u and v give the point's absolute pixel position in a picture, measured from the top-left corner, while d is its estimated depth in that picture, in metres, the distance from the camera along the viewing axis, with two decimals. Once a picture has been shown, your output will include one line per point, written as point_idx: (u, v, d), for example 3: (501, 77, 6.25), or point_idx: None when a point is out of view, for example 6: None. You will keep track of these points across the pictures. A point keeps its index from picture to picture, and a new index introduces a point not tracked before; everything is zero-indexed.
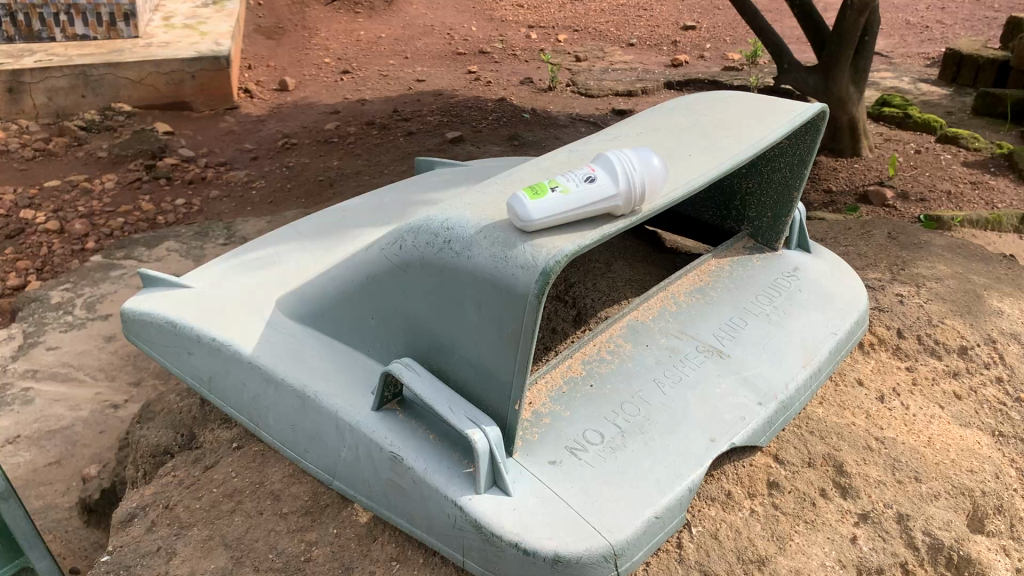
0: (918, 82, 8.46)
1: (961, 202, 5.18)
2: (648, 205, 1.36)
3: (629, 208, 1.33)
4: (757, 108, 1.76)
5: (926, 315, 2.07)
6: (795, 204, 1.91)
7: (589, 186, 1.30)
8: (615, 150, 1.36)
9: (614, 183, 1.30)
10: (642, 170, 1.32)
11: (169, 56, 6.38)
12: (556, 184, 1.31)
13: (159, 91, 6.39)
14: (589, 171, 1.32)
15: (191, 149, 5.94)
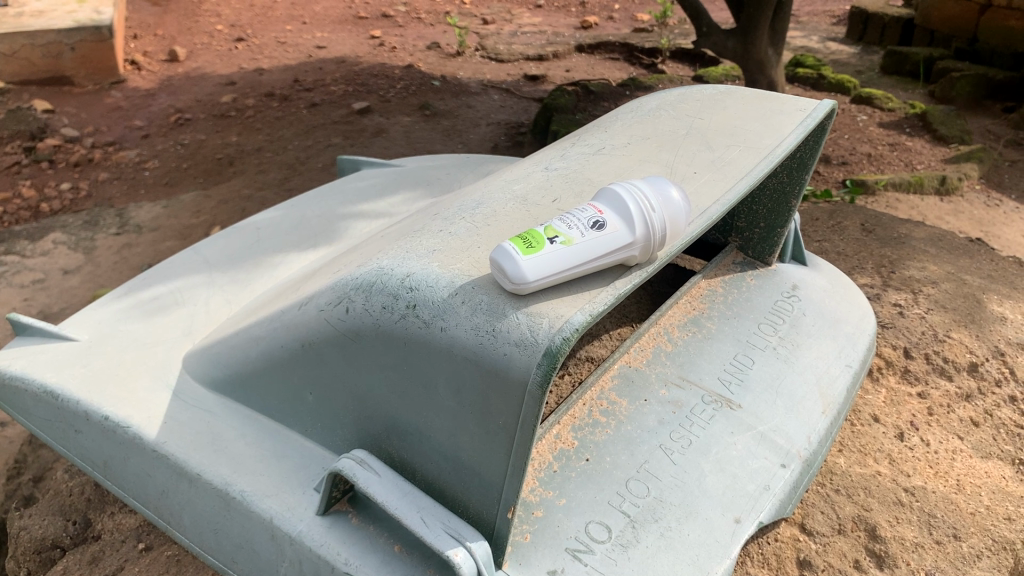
0: (828, 41, 8.39)
1: (882, 164, 5.10)
2: (664, 253, 1.09)
3: (645, 258, 1.05)
4: (757, 107, 1.50)
5: (930, 328, 1.87)
6: (792, 213, 1.68)
7: (599, 236, 1.01)
8: (622, 182, 1.08)
9: (630, 229, 1.02)
10: (662, 214, 1.04)
11: (44, 27, 5.77)
12: (555, 233, 1.02)
13: (35, 66, 5.78)
14: (594, 215, 1.04)
15: (76, 128, 5.39)
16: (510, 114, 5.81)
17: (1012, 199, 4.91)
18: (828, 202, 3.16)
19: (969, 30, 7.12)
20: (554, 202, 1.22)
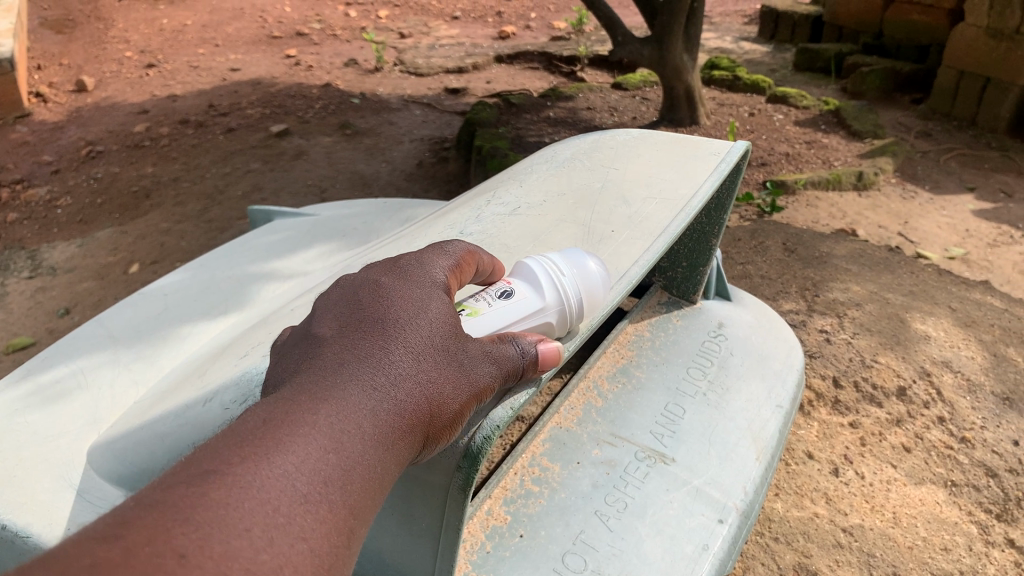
0: (741, 41, 8.53)
1: (799, 162, 5.17)
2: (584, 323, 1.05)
3: (563, 329, 1.01)
4: (670, 152, 1.48)
5: (857, 355, 1.87)
6: (713, 251, 1.68)
7: (508, 302, 0.97)
8: (532, 256, 1.05)
9: (540, 295, 0.99)
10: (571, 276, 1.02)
11: None
12: (461, 307, 0.97)
13: None
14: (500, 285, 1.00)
15: None
16: (433, 129, 5.74)
17: (926, 190, 5.02)
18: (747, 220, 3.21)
19: (875, 25, 7.28)
20: None
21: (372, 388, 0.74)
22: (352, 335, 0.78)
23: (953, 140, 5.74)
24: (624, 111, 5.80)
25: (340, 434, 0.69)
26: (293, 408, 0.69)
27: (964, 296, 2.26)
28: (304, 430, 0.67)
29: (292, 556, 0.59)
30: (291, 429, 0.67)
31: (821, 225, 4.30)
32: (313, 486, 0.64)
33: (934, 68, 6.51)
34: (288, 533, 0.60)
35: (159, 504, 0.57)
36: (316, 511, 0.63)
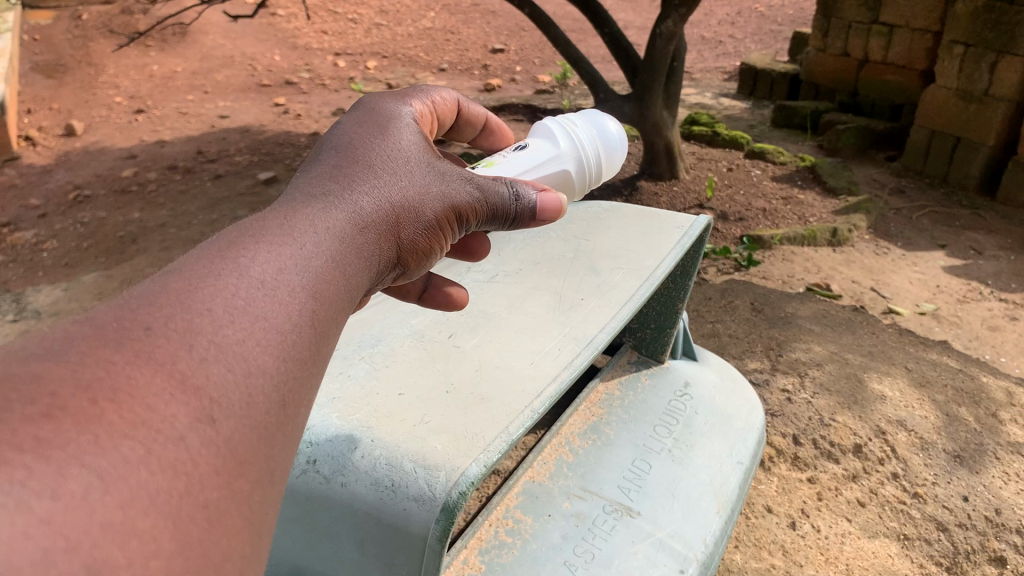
0: (721, 97, 8.76)
1: (776, 218, 5.31)
2: (552, 380, 1.14)
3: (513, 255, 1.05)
4: (639, 224, 1.60)
5: (816, 413, 1.98)
6: (679, 315, 1.80)
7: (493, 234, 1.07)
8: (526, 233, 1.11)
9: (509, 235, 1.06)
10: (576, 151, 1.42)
11: None
12: None
13: None
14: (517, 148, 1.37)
15: None
16: None
17: (898, 247, 5.17)
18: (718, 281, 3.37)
19: (850, 85, 7.42)
20: (451, 339, 1.28)
21: (332, 205, 0.86)
22: (308, 183, 0.89)
23: (925, 197, 5.91)
24: None
25: (295, 242, 0.78)
26: (252, 229, 0.78)
27: (922, 356, 2.38)
28: (276, 225, 0.79)
29: (255, 329, 0.67)
30: (249, 240, 0.75)
31: (796, 280, 4.42)
32: (292, 262, 0.75)
33: (907, 127, 6.80)
34: (250, 312, 0.68)
35: (155, 286, 0.68)
36: (278, 292, 0.72)
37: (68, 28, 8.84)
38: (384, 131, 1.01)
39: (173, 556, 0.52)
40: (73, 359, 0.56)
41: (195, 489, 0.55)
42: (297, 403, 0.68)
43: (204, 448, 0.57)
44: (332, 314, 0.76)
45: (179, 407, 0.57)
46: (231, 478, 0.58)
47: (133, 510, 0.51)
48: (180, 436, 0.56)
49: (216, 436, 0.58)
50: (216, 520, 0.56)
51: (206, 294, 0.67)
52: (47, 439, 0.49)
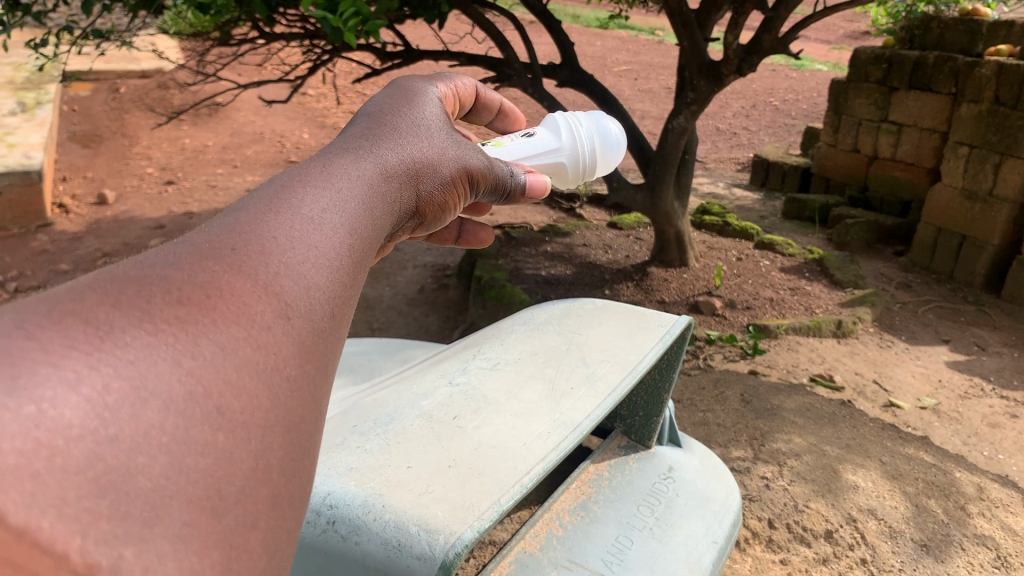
0: (733, 188, 8.99)
1: (783, 308, 5.31)
2: (540, 460, 1.32)
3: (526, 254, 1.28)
4: (628, 323, 1.80)
5: (792, 500, 2.15)
6: (665, 404, 1.99)
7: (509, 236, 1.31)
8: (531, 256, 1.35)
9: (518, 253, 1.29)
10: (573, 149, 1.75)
11: None
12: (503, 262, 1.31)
13: None
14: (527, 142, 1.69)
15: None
16: (436, 256, 6.44)
17: (903, 340, 5.25)
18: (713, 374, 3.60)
19: (860, 179, 7.64)
20: (454, 421, 1.47)
21: (369, 151, 0.99)
22: (344, 147, 1.01)
23: (930, 292, 6.06)
24: (617, 249, 6.11)
25: (342, 180, 0.90)
26: (302, 171, 0.89)
27: (898, 450, 2.56)
28: (326, 161, 0.91)
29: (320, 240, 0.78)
30: (302, 178, 0.87)
31: (800, 370, 4.50)
32: (342, 189, 0.88)
33: (915, 223, 7.00)
34: (312, 227, 0.79)
35: (231, 210, 0.80)
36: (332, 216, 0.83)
37: (105, 100, 9.30)
38: (409, 109, 1.16)
39: (264, 423, 0.63)
40: (181, 266, 0.68)
41: (281, 362, 0.66)
42: (352, 310, 0.79)
43: (287, 335, 0.68)
44: (373, 234, 0.88)
45: (266, 304, 0.68)
46: (307, 363, 0.69)
47: (234, 385, 0.62)
48: (268, 325, 0.67)
49: (296, 325, 0.69)
50: (300, 395, 0.67)
51: (276, 210, 0.78)
52: (172, 322, 0.61)
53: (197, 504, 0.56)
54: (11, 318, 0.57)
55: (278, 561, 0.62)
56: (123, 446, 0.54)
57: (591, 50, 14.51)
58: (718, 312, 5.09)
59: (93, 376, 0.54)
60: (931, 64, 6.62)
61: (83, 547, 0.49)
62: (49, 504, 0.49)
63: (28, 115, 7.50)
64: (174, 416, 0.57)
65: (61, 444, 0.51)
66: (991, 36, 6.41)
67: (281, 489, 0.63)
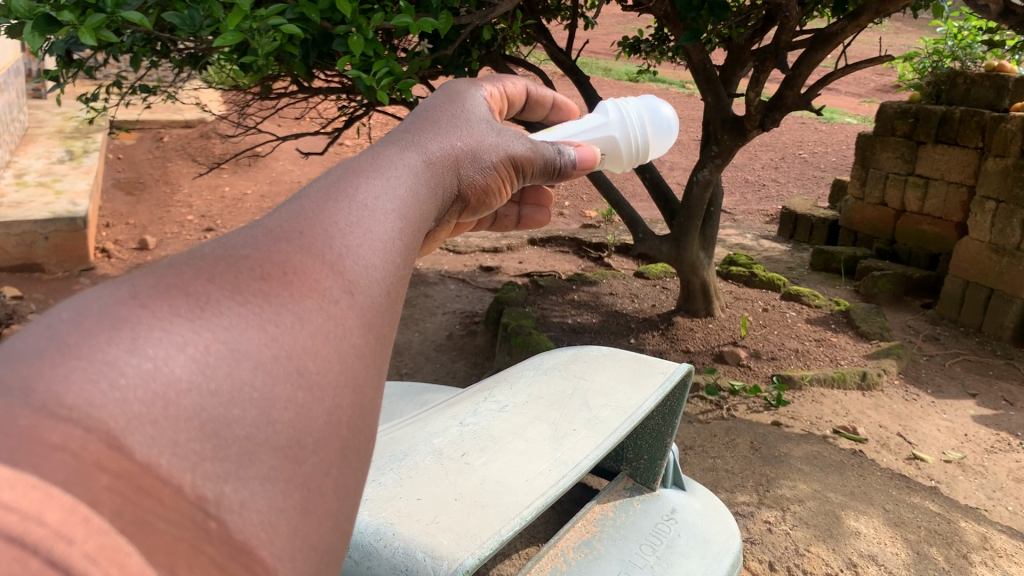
0: (761, 239, 9.04)
1: (808, 359, 5.31)
2: (540, 494, 1.42)
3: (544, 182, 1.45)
4: (633, 371, 1.90)
5: (793, 545, 2.39)
6: (668, 448, 2.10)
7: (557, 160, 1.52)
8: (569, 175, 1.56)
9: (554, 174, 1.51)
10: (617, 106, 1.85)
11: (21, 218, 6.14)
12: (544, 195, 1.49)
13: (8, 254, 6.12)
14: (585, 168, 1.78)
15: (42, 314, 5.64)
16: (466, 303, 6.60)
17: (928, 393, 5.25)
18: (728, 423, 3.75)
19: (887, 232, 7.68)
20: (463, 458, 1.58)
21: (415, 142, 1.08)
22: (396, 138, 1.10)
23: (958, 345, 6.07)
24: (644, 299, 6.20)
25: (395, 167, 0.99)
26: (359, 158, 0.98)
27: (903, 498, 2.75)
28: (375, 153, 1.00)
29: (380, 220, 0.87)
30: (361, 164, 0.96)
31: (824, 422, 4.53)
32: (393, 178, 0.97)
33: (943, 276, 7.01)
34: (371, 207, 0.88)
35: (295, 200, 0.89)
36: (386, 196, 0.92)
37: (149, 149, 9.62)
38: (451, 107, 1.24)
39: (335, 384, 0.73)
40: (260, 248, 0.78)
41: (347, 333, 0.76)
42: (406, 286, 0.88)
43: (353, 308, 0.78)
44: (422, 216, 0.97)
45: (333, 280, 0.78)
46: (369, 332, 0.79)
47: (311, 350, 0.72)
48: (336, 300, 0.77)
49: (358, 300, 0.79)
50: (363, 360, 0.77)
51: (335, 200, 0.88)
52: (258, 295, 0.72)
53: (281, 450, 0.66)
54: (124, 290, 0.70)
55: (347, 504, 0.71)
56: (221, 400, 0.65)
57: None
58: (742, 362, 5.12)
59: (196, 339, 0.66)
60: (957, 118, 6.69)
61: (192, 482, 0.60)
62: (165, 445, 0.61)
63: (75, 163, 7.80)
64: (262, 374, 0.68)
65: (173, 395, 0.63)
66: (1017, 91, 6.44)
67: (349, 443, 0.73)
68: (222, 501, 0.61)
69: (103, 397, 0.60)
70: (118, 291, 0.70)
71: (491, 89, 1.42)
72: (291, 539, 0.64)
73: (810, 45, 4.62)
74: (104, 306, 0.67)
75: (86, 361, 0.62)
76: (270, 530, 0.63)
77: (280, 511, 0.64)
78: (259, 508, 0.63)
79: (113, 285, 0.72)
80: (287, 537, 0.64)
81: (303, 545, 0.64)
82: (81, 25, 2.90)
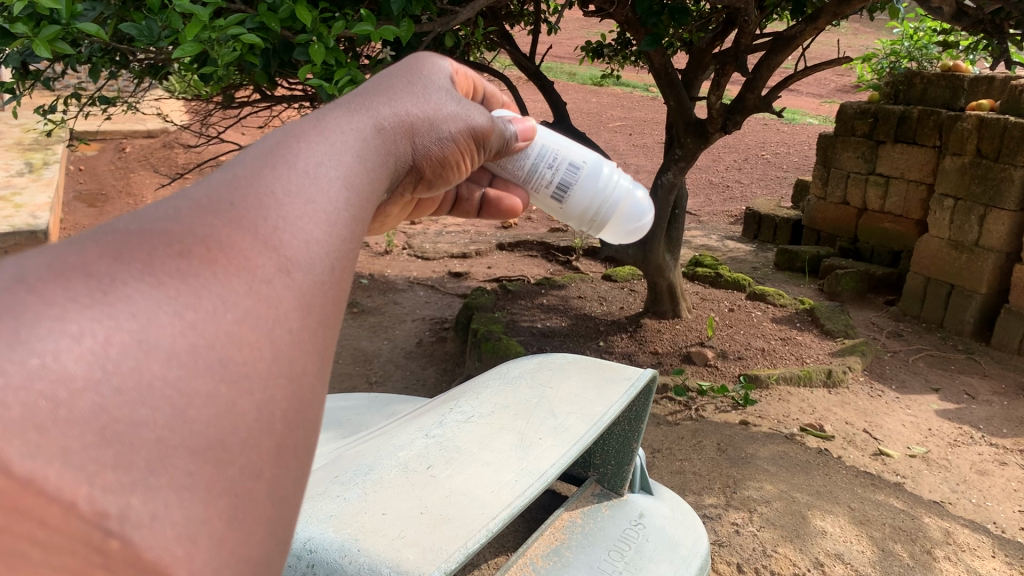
0: (726, 240, 9.11)
1: (774, 358, 5.35)
2: (506, 506, 1.43)
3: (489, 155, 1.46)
4: (597, 378, 1.92)
5: (761, 546, 2.41)
6: (634, 453, 2.11)
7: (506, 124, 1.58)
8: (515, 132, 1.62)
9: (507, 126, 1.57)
10: (624, 174, 1.93)
11: None
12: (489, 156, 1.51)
13: None
14: (548, 157, 1.82)
15: None
16: (435, 309, 6.59)
17: (893, 389, 5.31)
18: (698, 424, 3.79)
19: (850, 231, 7.78)
20: (428, 470, 1.57)
21: (367, 107, 1.05)
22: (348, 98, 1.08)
23: (921, 340, 6.16)
24: (612, 301, 6.23)
25: (345, 130, 0.97)
26: (307, 118, 0.96)
27: (868, 496, 2.79)
28: (323, 114, 0.98)
29: (326, 189, 0.86)
30: (310, 126, 0.93)
31: (791, 420, 4.58)
32: (342, 140, 0.95)
33: (905, 273, 7.11)
34: (313, 171, 0.87)
35: (231, 165, 0.87)
36: (331, 159, 0.90)
37: (112, 161, 9.51)
38: (411, 74, 1.23)
39: (265, 376, 0.70)
40: (182, 222, 0.75)
41: (283, 317, 0.74)
42: (352, 261, 0.86)
43: (288, 289, 0.76)
44: (369, 184, 0.95)
45: (266, 258, 0.75)
46: (308, 316, 0.77)
47: (235, 338, 0.69)
48: (269, 279, 0.74)
49: (295, 279, 0.77)
50: (301, 346, 0.75)
51: (274, 165, 0.85)
52: (174, 276, 0.68)
53: (201, 454, 0.64)
54: (16, 272, 0.65)
55: (282, 508, 0.70)
56: (127, 398, 0.61)
57: (587, 107, 14.83)
58: (710, 362, 5.16)
59: (95, 330, 0.61)
60: (915, 118, 6.81)
61: (90, 496, 0.56)
62: (55, 454, 0.56)
63: (35, 175, 7.66)
64: (177, 367, 0.64)
65: (65, 396, 0.58)
66: (973, 90, 6.56)
67: (284, 441, 0.71)
68: (128, 516, 0.58)
69: None
70: (7, 276, 0.64)
71: (456, 67, 1.41)
72: (214, 553, 0.62)
73: (770, 49, 4.68)
74: None
75: None
76: (187, 545, 0.60)
77: (202, 522, 0.62)
78: (174, 520, 0.60)
79: (2, 266, 0.66)
80: (211, 551, 0.62)
81: (230, 558, 0.64)
82: (35, 37, 2.85)
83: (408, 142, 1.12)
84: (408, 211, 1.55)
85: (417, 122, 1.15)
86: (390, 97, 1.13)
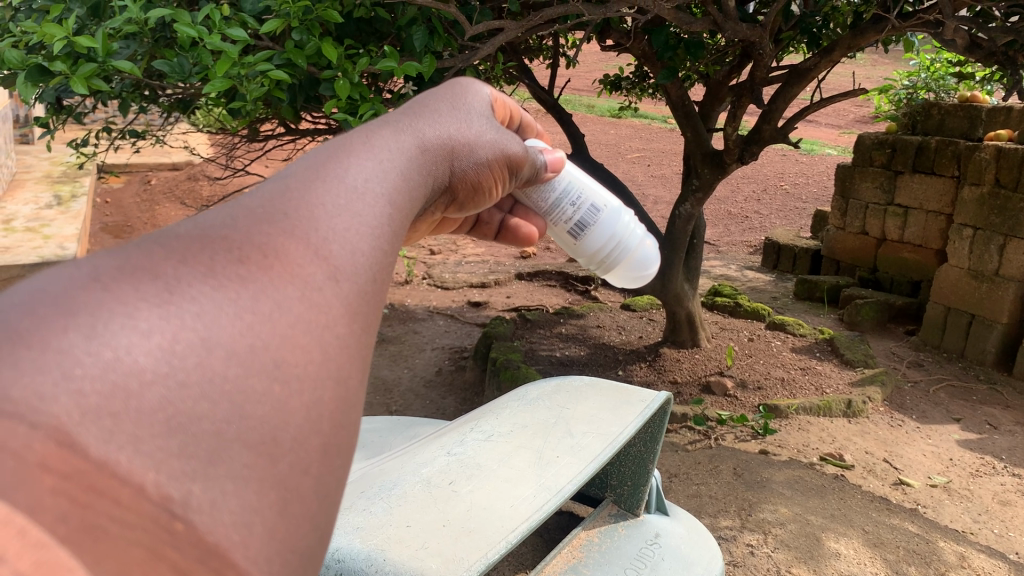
0: (745, 270, 9.15)
1: (793, 388, 5.37)
2: (525, 519, 1.50)
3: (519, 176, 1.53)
4: (613, 398, 1.99)
5: (774, 565, 2.47)
6: (650, 475, 2.17)
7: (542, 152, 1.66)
8: (552, 162, 1.70)
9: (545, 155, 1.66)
10: (634, 219, 2.03)
11: (9, 263, 6.14)
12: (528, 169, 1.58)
13: None
14: (574, 195, 1.89)
15: None
16: (454, 338, 6.66)
17: (913, 419, 5.31)
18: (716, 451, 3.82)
19: (869, 261, 7.80)
20: (450, 486, 1.64)
21: (414, 128, 1.12)
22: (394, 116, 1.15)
23: (942, 369, 6.15)
24: (631, 331, 6.28)
25: (395, 148, 1.04)
26: (360, 134, 1.02)
27: (882, 520, 2.82)
28: (371, 132, 1.03)
29: (376, 201, 0.92)
30: (364, 141, 1.00)
31: (811, 450, 4.60)
32: (393, 158, 1.01)
33: (925, 302, 7.12)
34: (367, 184, 0.92)
35: (283, 175, 0.92)
36: (383, 175, 0.96)
37: (138, 194, 9.71)
38: (454, 98, 1.30)
39: (314, 377, 0.74)
40: (238, 229, 0.80)
41: (331, 323, 0.78)
42: (392, 272, 0.90)
43: (336, 296, 0.80)
44: (414, 200, 1.01)
45: (317, 266, 0.80)
46: (354, 323, 0.81)
47: (286, 340, 0.73)
48: (319, 286, 0.79)
49: (343, 287, 0.81)
50: (346, 351, 0.79)
51: (324, 178, 0.90)
52: (233, 279, 0.73)
53: (255, 448, 0.67)
54: (87, 271, 0.70)
55: (326, 505, 0.73)
56: (190, 392, 0.66)
57: (605, 139, 14.98)
58: (729, 393, 5.19)
59: (163, 327, 0.66)
60: (933, 148, 6.86)
61: (157, 481, 0.61)
62: (126, 441, 0.61)
63: (63, 208, 7.82)
64: (235, 365, 0.69)
65: (135, 387, 0.63)
66: (991, 120, 6.62)
67: (330, 439, 0.74)
68: (190, 501, 0.62)
69: (56, 389, 0.60)
70: (79, 276, 0.70)
71: (497, 96, 1.48)
72: (267, 541, 0.66)
73: (786, 80, 4.75)
74: (64, 290, 0.68)
75: (42, 350, 0.62)
76: (243, 532, 0.64)
77: (255, 512, 0.66)
78: (231, 508, 0.64)
79: (74, 266, 0.72)
80: (264, 540, 0.66)
81: (280, 548, 0.67)
82: (73, 74, 2.97)
83: (448, 164, 1.19)
84: (433, 227, 1.61)
85: (456, 146, 1.22)
86: (434, 121, 1.20)
